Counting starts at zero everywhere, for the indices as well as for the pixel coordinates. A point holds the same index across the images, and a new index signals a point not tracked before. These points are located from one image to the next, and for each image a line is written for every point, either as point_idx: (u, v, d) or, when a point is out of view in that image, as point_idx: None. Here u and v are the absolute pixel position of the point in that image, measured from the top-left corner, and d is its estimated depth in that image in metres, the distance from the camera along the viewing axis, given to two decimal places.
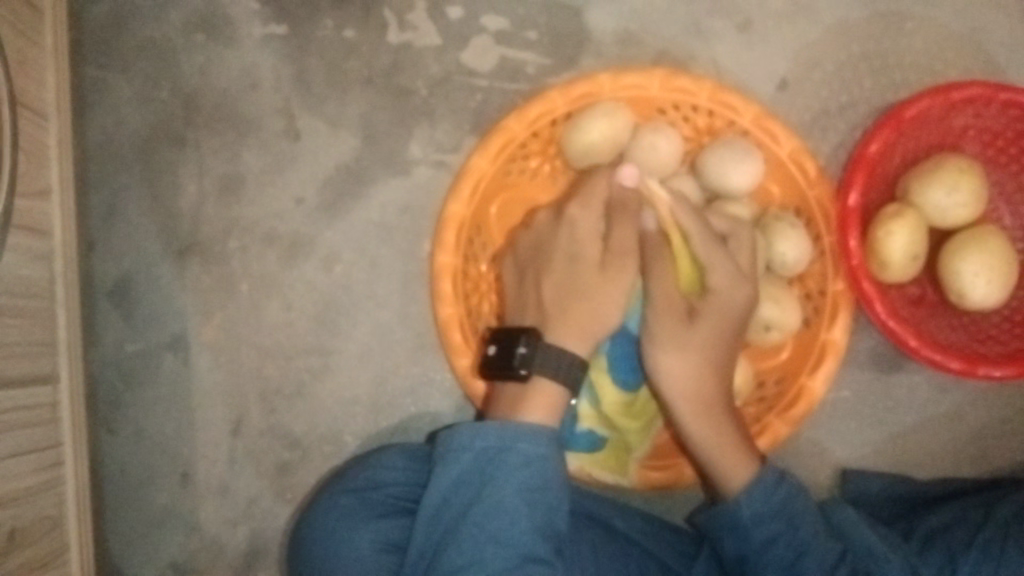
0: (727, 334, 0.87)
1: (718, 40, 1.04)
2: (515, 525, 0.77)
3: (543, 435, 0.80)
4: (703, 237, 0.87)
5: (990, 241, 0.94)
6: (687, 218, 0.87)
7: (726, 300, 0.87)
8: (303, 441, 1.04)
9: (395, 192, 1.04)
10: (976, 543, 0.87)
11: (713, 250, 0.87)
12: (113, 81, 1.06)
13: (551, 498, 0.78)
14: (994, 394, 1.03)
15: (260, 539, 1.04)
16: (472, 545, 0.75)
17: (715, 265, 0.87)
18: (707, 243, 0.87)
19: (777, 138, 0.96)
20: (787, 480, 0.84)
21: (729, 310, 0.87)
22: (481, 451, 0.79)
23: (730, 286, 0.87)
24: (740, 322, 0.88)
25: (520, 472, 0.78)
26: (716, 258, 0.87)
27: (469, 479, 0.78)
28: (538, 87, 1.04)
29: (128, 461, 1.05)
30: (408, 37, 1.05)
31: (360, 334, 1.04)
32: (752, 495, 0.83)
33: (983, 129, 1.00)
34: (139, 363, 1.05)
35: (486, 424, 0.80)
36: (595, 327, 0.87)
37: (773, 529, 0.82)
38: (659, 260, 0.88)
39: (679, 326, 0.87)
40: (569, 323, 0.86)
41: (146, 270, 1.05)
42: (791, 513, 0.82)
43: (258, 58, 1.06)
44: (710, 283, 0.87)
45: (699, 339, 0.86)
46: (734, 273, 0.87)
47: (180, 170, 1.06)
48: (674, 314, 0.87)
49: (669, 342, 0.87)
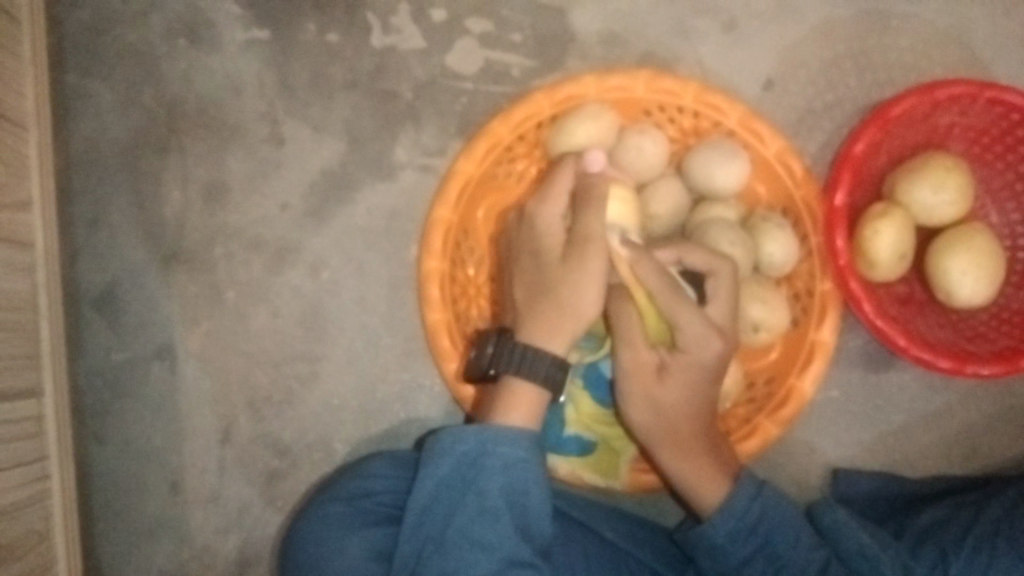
0: (703, 384, 0.85)
1: (703, 40, 1.04)
2: (497, 529, 0.77)
3: (519, 437, 0.79)
4: (666, 297, 0.83)
5: (976, 240, 0.94)
6: (649, 270, 0.83)
7: (694, 355, 0.83)
8: (293, 448, 1.04)
9: (381, 196, 1.04)
10: (967, 542, 0.87)
11: (680, 306, 0.82)
12: (95, 89, 1.05)
13: (530, 501, 0.78)
14: (982, 392, 1.03)
15: (251, 548, 1.03)
16: (456, 551, 0.76)
17: (682, 320, 0.82)
18: (669, 295, 0.82)
19: (763, 138, 0.96)
20: (763, 494, 0.84)
21: (698, 364, 0.84)
22: (461, 456, 0.79)
23: (699, 339, 0.83)
24: (712, 370, 0.84)
25: (499, 477, 0.78)
26: (684, 316, 0.82)
27: (452, 483, 0.78)
28: (524, 89, 1.04)
29: (116, 470, 1.04)
30: (392, 40, 1.04)
31: (349, 339, 1.04)
32: (727, 514, 0.83)
33: (968, 127, 1.00)
34: (126, 371, 1.05)
35: (467, 427, 0.80)
36: (570, 323, 0.84)
37: (749, 547, 0.82)
38: (627, 315, 0.86)
39: (651, 385, 0.85)
40: (545, 323, 0.84)
41: (132, 279, 1.05)
42: (768, 527, 0.83)
43: (240, 63, 1.05)
44: (679, 340, 0.83)
45: (671, 395, 0.85)
46: (703, 329, 0.82)
47: (164, 177, 1.05)
48: (643, 375, 0.85)
49: (639, 395, 0.86)
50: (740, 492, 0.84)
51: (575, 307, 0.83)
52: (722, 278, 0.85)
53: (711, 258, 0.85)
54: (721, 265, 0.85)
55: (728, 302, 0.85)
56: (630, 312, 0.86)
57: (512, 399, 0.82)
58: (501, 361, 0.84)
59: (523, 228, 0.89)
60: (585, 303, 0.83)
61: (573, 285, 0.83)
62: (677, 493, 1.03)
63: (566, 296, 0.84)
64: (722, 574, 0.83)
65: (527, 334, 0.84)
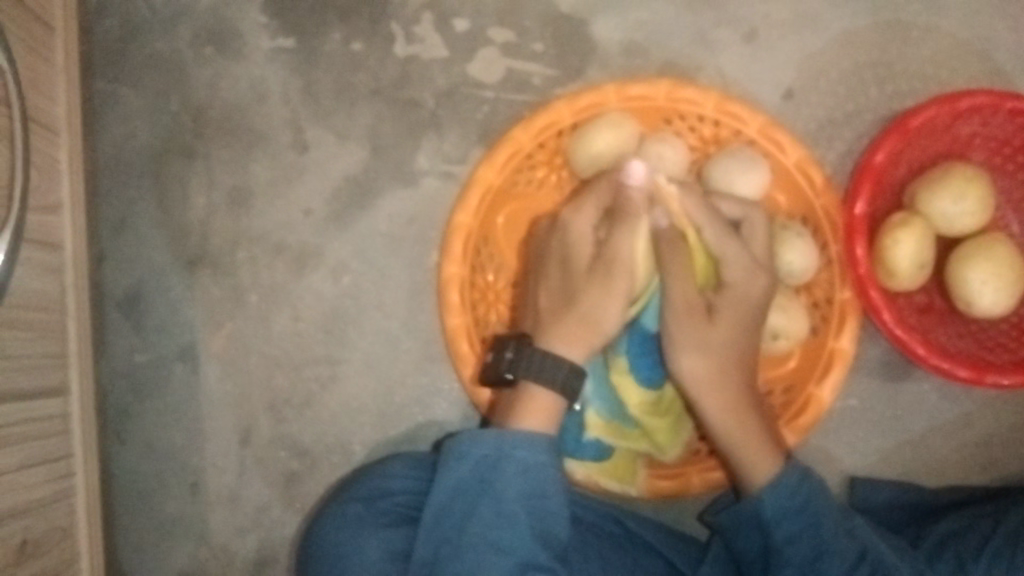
0: (749, 326, 0.88)
1: (723, 50, 1.05)
2: (515, 532, 0.77)
3: (538, 442, 0.80)
4: (714, 231, 0.88)
5: (997, 250, 0.94)
6: (695, 208, 0.88)
7: (741, 292, 0.87)
8: (312, 451, 1.05)
9: (402, 202, 1.05)
10: (986, 552, 0.86)
11: (725, 240, 0.88)
12: (123, 95, 1.07)
13: (548, 505, 0.79)
14: (1003, 403, 1.03)
15: (269, 549, 1.04)
16: (473, 554, 0.76)
17: (728, 256, 0.88)
18: (718, 233, 0.88)
19: (783, 147, 0.96)
20: (809, 480, 0.84)
21: (746, 301, 0.88)
22: (480, 459, 0.79)
23: (747, 274, 0.87)
24: (760, 309, 0.88)
25: (517, 480, 0.78)
26: (728, 248, 0.88)
27: (470, 486, 0.79)
28: (545, 98, 1.05)
29: (138, 470, 1.06)
30: (415, 49, 1.05)
31: (369, 344, 1.05)
32: (777, 489, 0.83)
33: (989, 138, 1.00)
34: (149, 373, 1.06)
35: (486, 430, 0.80)
36: (593, 334, 0.85)
37: (795, 527, 0.82)
38: (675, 258, 0.88)
39: (700, 326, 0.87)
40: (571, 336, 0.85)
41: (156, 281, 1.06)
42: (816, 510, 0.82)
43: (266, 71, 1.07)
44: (725, 276, 0.88)
45: (719, 337, 0.87)
46: (747, 263, 0.88)
47: (190, 182, 1.07)
48: (693, 315, 0.87)
49: (689, 336, 0.87)
50: (789, 469, 0.83)
51: (599, 323, 0.85)
52: (757, 222, 0.91)
53: (746, 206, 0.91)
54: (755, 211, 0.91)
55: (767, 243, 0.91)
56: (680, 253, 0.88)
57: (527, 404, 0.83)
58: (518, 365, 0.85)
59: (555, 237, 0.89)
60: (609, 320, 0.86)
61: (603, 303, 0.85)
62: (695, 500, 1.03)
63: (593, 311, 0.85)
64: (767, 549, 0.83)
65: (548, 341, 0.85)
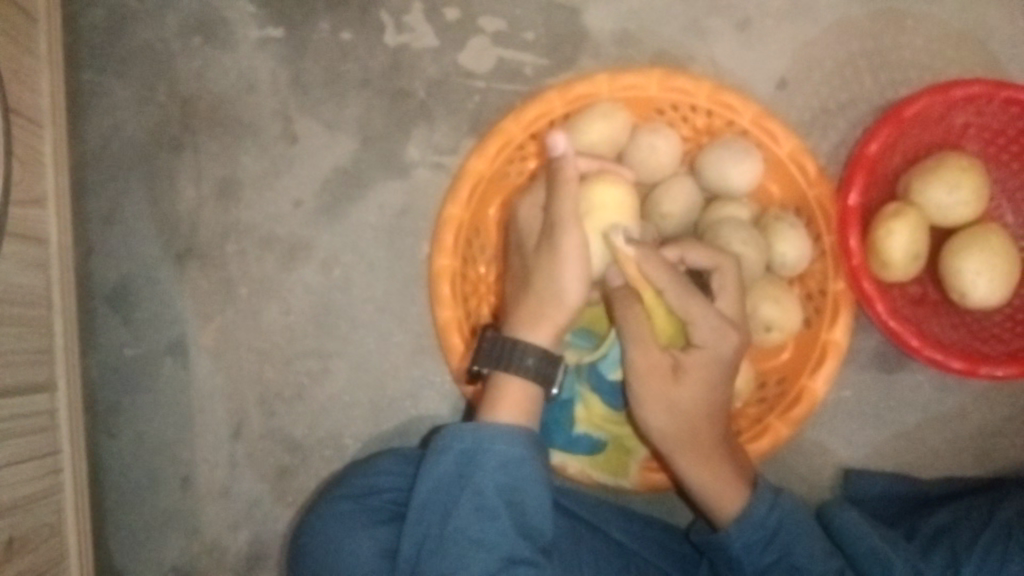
0: (717, 384, 0.84)
1: (716, 39, 1.04)
2: (496, 526, 0.76)
3: (514, 433, 0.79)
4: (678, 294, 0.84)
5: (991, 241, 0.94)
6: (656, 270, 0.85)
7: (711, 352, 0.84)
8: (303, 444, 1.04)
9: (393, 194, 1.04)
10: (979, 544, 0.86)
11: (688, 302, 0.84)
12: (110, 86, 1.06)
13: (528, 498, 0.78)
14: (996, 393, 1.02)
15: (261, 543, 1.04)
16: (455, 550, 0.75)
17: (696, 316, 0.84)
18: (681, 294, 0.84)
19: (776, 137, 0.95)
20: (780, 502, 0.83)
21: (717, 360, 0.84)
22: (460, 453, 0.78)
23: (716, 336, 0.84)
24: (730, 368, 0.85)
25: (497, 474, 0.77)
26: (696, 311, 0.84)
27: (450, 481, 0.78)
28: (537, 88, 1.03)
29: (129, 465, 1.05)
30: (405, 39, 1.04)
31: (360, 337, 1.04)
32: (743, 526, 0.82)
33: (983, 127, 1.00)
34: (138, 367, 1.05)
35: (464, 424, 0.80)
36: (555, 314, 0.85)
37: (769, 555, 0.81)
38: (633, 316, 0.85)
39: (667, 386, 0.84)
40: (532, 318, 0.85)
41: (145, 274, 1.05)
42: (784, 542, 0.81)
43: (254, 61, 1.05)
44: (693, 337, 0.84)
45: (688, 395, 0.83)
46: (717, 324, 0.84)
47: (178, 174, 1.06)
48: (659, 375, 0.84)
49: (655, 396, 0.84)
50: (758, 502, 0.82)
51: (558, 292, 0.85)
52: (729, 272, 0.87)
53: (713, 255, 0.87)
54: (725, 259, 0.87)
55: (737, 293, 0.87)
56: (637, 311, 0.86)
57: (502, 397, 0.83)
58: (490, 359, 0.85)
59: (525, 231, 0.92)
60: (568, 284, 0.85)
61: (557, 270, 0.84)
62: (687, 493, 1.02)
63: (551, 285, 0.85)
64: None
65: (514, 327, 0.86)
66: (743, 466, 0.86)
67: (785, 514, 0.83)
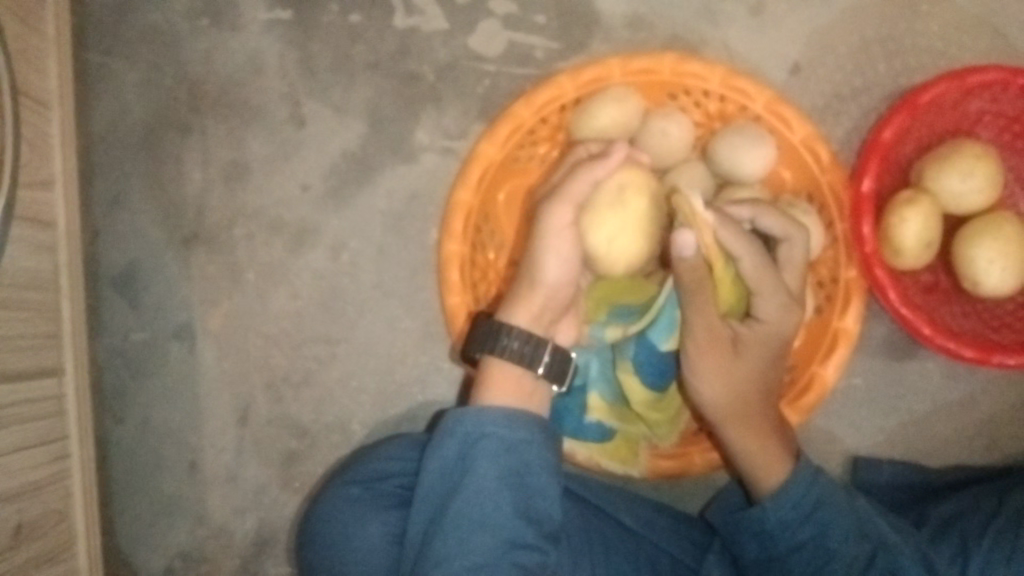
0: (771, 361, 0.85)
1: (730, 23, 1.03)
2: (498, 510, 0.76)
3: (518, 417, 0.79)
4: (754, 263, 0.82)
5: (1005, 228, 0.93)
6: (734, 239, 0.81)
7: (770, 330, 0.84)
8: (311, 429, 1.04)
9: (402, 178, 1.03)
10: (988, 532, 0.86)
11: (764, 277, 0.83)
12: (117, 68, 1.05)
13: (533, 481, 0.78)
14: (1007, 382, 1.02)
15: (269, 529, 1.03)
16: (458, 533, 0.75)
17: (764, 292, 0.83)
18: (758, 268, 0.82)
19: (790, 124, 0.94)
20: (823, 479, 0.82)
21: (772, 338, 0.84)
22: (463, 437, 0.78)
23: (781, 313, 0.84)
24: (784, 348, 0.85)
25: (501, 458, 0.77)
26: (767, 287, 0.83)
27: (451, 465, 0.78)
28: (547, 72, 1.02)
29: (136, 449, 1.05)
30: (415, 22, 1.03)
31: (367, 323, 1.03)
32: (783, 499, 0.81)
33: (998, 114, 0.99)
34: (145, 351, 1.05)
35: (468, 407, 0.80)
36: (539, 296, 0.83)
37: (803, 535, 0.80)
38: (698, 301, 0.81)
39: (725, 360, 0.83)
40: (512, 300, 0.84)
41: (152, 259, 1.05)
42: (823, 519, 0.80)
43: (262, 44, 1.04)
44: (760, 312, 0.84)
45: (747, 370, 0.84)
46: (783, 302, 0.84)
47: (185, 157, 1.05)
48: (718, 350, 0.83)
49: (711, 367, 0.84)
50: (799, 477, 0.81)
51: (534, 276, 0.83)
52: (797, 242, 0.85)
53: (788, 224, 0.85)
54: (797, 231, 0.85)
55: (801, 268, 0.86)
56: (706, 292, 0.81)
57: (489, 380, 0.82)
58: (480, 343, 0.84)
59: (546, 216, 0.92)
60: (550, 269, 0.83)
61: (541, 249, 0.82)
62: (697, 480, 1.02)
63: (534, 266, 0.83)
64: (769, 559, 0.82)
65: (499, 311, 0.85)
66: (786, 436, 0.86)
67: (825, 491, 0.81)
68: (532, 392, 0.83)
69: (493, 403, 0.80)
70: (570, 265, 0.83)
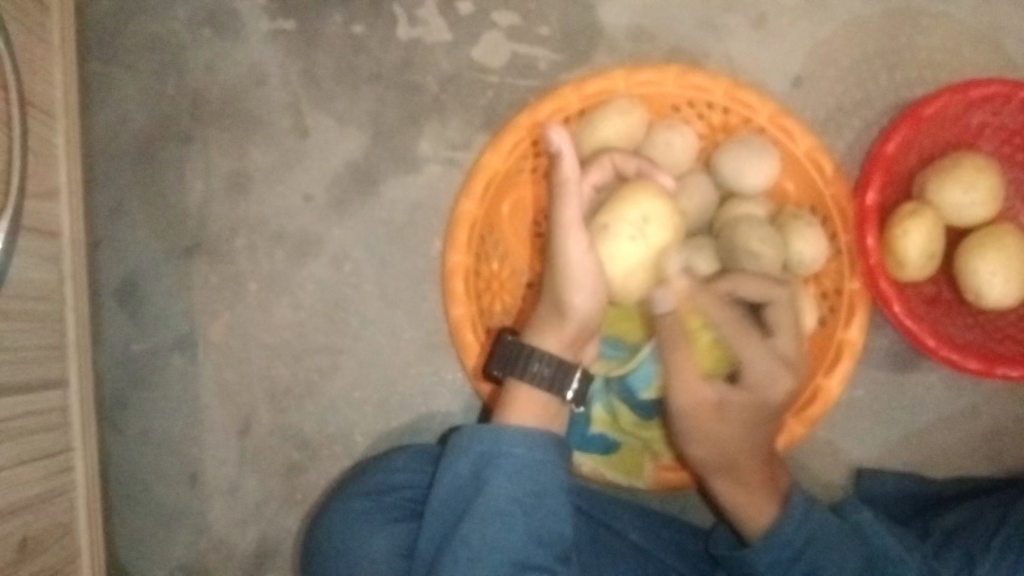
0: (761, 424, 0.83)
1: (732, 35, 1.03)
2: (509, 530, 0.76)
3: (535, 436, 0.78)
4: (729, 332, 0.83)
5: (1007, 241, 0.93)
6: (712, 305, 0.83)
7: (759, 394, 0.82)
8: (313, 441, 1.03)
9: (406, 189, 1.03)
10: (995, 544, 0.86)
11: (743, 334, 0.83)
12: (119, 77, 1.05)
13: (545, 502, 0.77)
14: (1009, 393, 1.02)
15: (269, 543, 1.03)
16: (467, 553, 0.75)
17: (749, 355, 0.82)
18: (738, 325, 0.83)
19: (794, 136, 0.95)
20: (815, 509, 0.83)
21: (763, 403, 0.82)
22: (479, 455, 0.78)
23: (767, 377, 0.82)
24: (774, 413, 0.83)
25: (515, 477, 0.77)
26: (750, 350, 0.82)
27: (467, 483, 0.78)
28: (551, 83, 1.03)
29: (135, 461, 1.04)
30: (418, 32, 1.03)
31: (370, 334, 1.03)
32: (771, 544, 0.81)
33: (999, 127, 0.99)
34: (146, 362, 1.04)
35: (484, 425, 0.79)
36: (573, 329, 0.81)
37: (794, 574, 0.81)
38: (681, 355, 0.83)
39: (711, 422, 0.83)
40: (543, 325, 0.82)
41: (154, 268, 1.04)
42: (811, 559, 0.81)
43: (264, 54, 1.04)
44: (744, 376, 0.83)
45: (730, 430, 0.83)
46: (771, 363, 0.82)
47: (187, 166, 1.04)
48: (705, 413, 0.83)
49: (696, 429, 0.83)
50: (787, 521, 0.81)
51: (562, 309, 0.81)
52: (782, 304, 0.83)
53: (769, 286, 0.83)
54: (779, 292, 0.83)
55: (796, 330, 0.84)
56: (685, 348, 0.83)
57: (513, 402, 0.81)
58: (503, 363, 0.83)
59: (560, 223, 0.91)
60: (578, 301, 0.80)
61: (565, 288, 0.80)
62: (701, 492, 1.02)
63: (563, 299, 0.80)
64: None
65: (527, 334, 0.83)
66: (775, 468, 0.85)
67: (818, 527, 0.82)
68: (556, 415, 0.82)
69: (517, 424, 0.80)
70: (600, 295, 0.81)
